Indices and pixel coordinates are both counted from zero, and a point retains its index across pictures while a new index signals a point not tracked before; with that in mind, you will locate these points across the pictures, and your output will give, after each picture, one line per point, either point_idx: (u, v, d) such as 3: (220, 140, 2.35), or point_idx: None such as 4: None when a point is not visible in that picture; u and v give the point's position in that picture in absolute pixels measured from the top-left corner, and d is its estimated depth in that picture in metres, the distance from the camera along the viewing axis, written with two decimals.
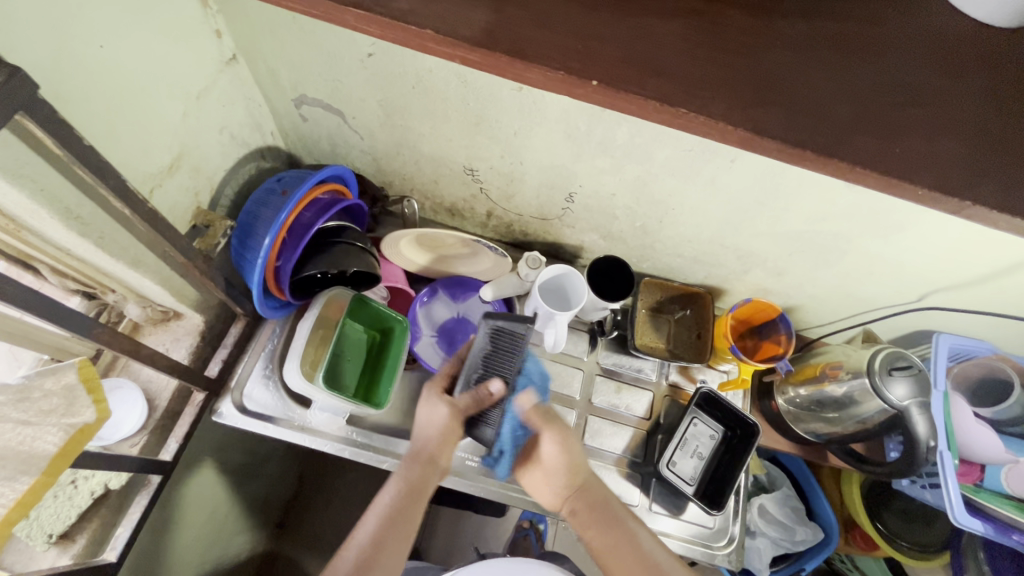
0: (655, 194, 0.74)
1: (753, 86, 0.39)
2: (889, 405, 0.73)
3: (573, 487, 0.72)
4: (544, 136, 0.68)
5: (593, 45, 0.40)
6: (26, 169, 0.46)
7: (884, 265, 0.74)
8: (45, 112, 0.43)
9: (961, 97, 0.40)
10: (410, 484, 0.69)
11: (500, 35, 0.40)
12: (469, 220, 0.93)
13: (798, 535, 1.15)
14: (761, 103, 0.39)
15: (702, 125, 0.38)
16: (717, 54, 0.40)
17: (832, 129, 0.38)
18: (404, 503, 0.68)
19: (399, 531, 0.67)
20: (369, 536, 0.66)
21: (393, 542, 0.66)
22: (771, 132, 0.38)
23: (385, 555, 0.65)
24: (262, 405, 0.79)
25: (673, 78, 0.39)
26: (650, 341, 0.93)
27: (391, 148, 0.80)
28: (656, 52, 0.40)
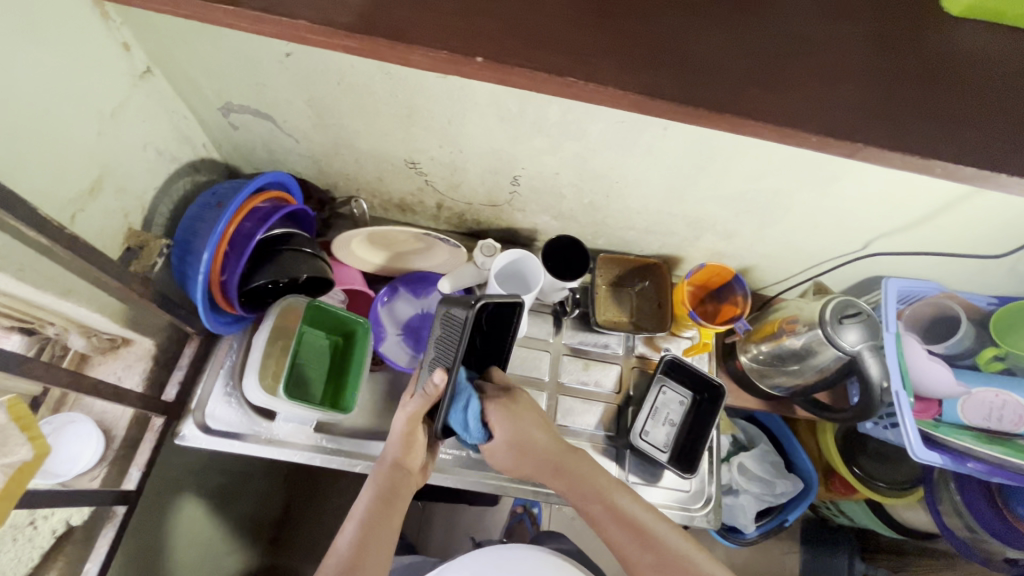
0: (597, 169, 0.74)
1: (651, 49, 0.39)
2: (843, 352, 0.75)
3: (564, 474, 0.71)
4: (479, 122, 0.68)
5: (487, 22, 0.39)
6: None
7: (826, 216, 0.75)
8: None
9: (858, 43, 0.40)
10: (385, 488, 0.69)
11: (391, 22, 0.39)
12: (420, 214, 0.92)
13: (778, 488, 1.18)
14: (656, 66, 0.39)
15: (600, 93, 0.39)
16: (613, 20, 0.40)
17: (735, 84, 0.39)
18: (379, 506, 0.67)
19: (381, 534, 0.65)
20: (348, 544, 0.64)
21: (370, 545, 0.64)
22: (665, 94, 0.38)
23: (366, 559, 0.63)
24: (226, 423, 0.78)
25: (571, 49, 0.39)
26: (614, 316, 0.93)
27: (329, 149, 0.79)
28: (554, 24, 0.40)
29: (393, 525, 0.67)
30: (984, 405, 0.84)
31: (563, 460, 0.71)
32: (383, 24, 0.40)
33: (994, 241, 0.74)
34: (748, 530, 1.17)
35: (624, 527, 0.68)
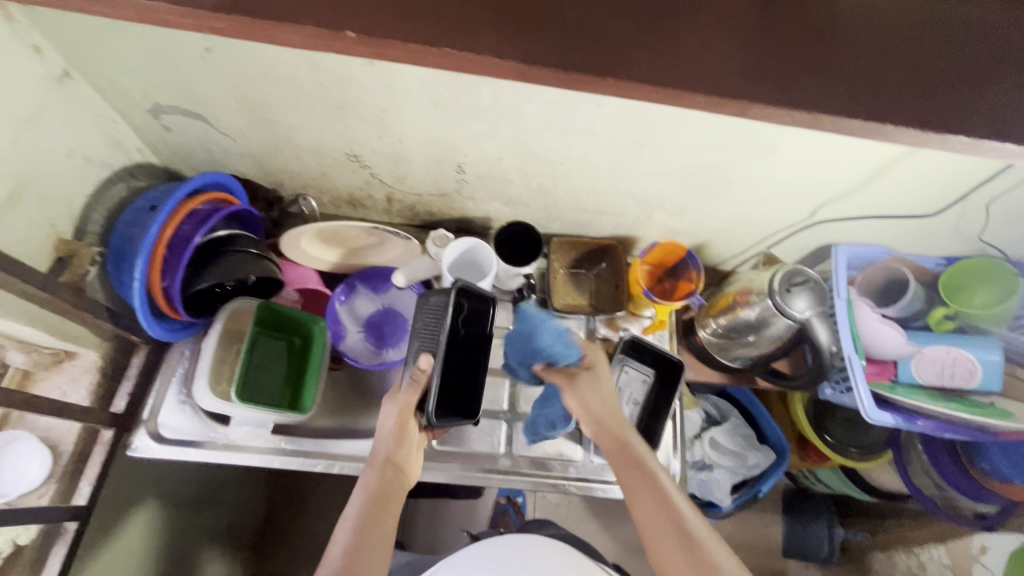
0: (539, 151, 0.73)
1: (553, 22, 0.40)
2: (793, 320, 0.75)
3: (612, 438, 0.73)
4: (414, 109, 0.67)
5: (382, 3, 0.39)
6: None
7: (770, 186, 0.76)
8: None
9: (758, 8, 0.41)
10: (375, 490, 0.68)
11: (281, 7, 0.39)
12: (371, 208, 0.91)
13: (750, 459, 1.21)
14: (554, 38, 0.40)
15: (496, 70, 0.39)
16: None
17: (637, 63, 0.40)
18: (370, 508, 0.66)
19: (373, 538, 0.64)
20: (341, 549, 0.63)
21: (362, 549, 0.63)
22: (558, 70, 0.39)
23: (359, 564, 0.62)
24: (181, 431, 0.76)
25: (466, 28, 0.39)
26: (573, 300, 0.94)
27: (268, 146, 0.77)
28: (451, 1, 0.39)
29: (385, 527, 0.66)
30: (936, 362, 0.85)
31: (611, 418, 0.75)
32: (284, 9, 0.39)
33: (932, 201, 0.75)
34: (723, 503, 1.17)
35: (650, 492, 0.67)
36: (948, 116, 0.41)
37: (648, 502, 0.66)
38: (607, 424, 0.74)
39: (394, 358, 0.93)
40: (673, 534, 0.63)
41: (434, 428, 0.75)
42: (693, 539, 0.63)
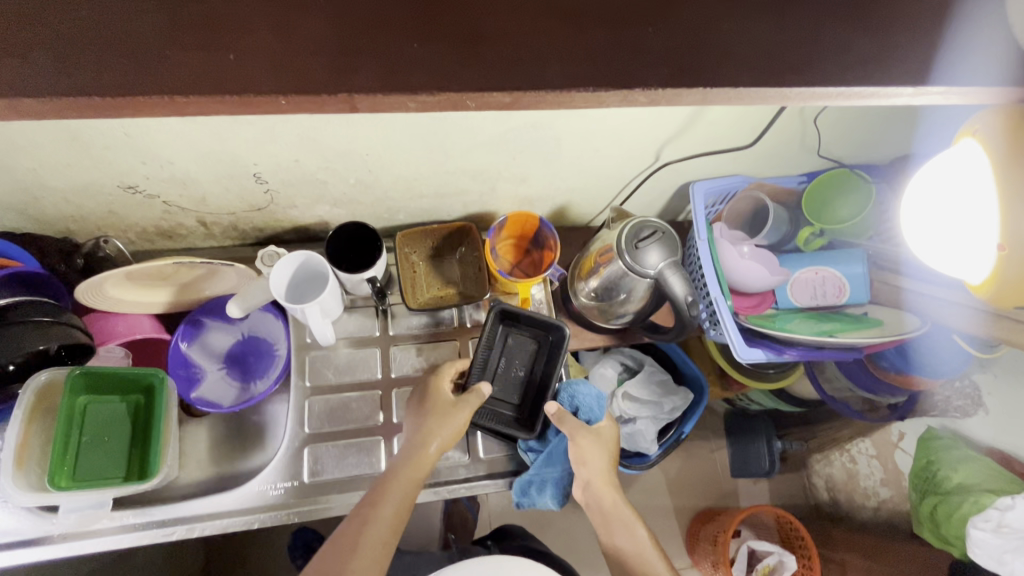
0: (335, 146, 0.64)
1: (203, 23, 0.33)
2: (646, 276, 0.71)
3: (587, 476, 0.76)
4: (160, 128, 0.57)
5: None
6: None
7: (597, 140, 0.70)
8: None
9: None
10: (413, 471, 0.69)
11: None
12: (190, 236, 0.81)
13: (669, 405, 1.19)
14: (188, 47, 0.33)
15: (120, 105, 0.32)
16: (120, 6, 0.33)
17: (320, 60, 0.34)
18: (389, 491, 0.67)
19: (380, 533, 0.65)
20: (350, 529, 0.65)
21: (370, 528, 0.65)
22: (194, 89, 0.32)
23: (365, 538, 0.64)
24: (8, 531, 0.68)
25: (72, 61, 0.32)
26: (439, 291, 0.87)
27: (21, 194, 0.66)
28: (43, 29, 0.32)
29: (405, 508, 0.68)
30: (811, 283, 0.84)
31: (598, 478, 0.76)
32: None
33: (764, 124, 0.70)
34: (651, 452, 1.13)
35: (626, 532, 0.75)
36: (684, 54, 0.36)
37: (618, 535, 0.75)
38: (592, 487, 0.76)
39: (261, 390, 0.86)
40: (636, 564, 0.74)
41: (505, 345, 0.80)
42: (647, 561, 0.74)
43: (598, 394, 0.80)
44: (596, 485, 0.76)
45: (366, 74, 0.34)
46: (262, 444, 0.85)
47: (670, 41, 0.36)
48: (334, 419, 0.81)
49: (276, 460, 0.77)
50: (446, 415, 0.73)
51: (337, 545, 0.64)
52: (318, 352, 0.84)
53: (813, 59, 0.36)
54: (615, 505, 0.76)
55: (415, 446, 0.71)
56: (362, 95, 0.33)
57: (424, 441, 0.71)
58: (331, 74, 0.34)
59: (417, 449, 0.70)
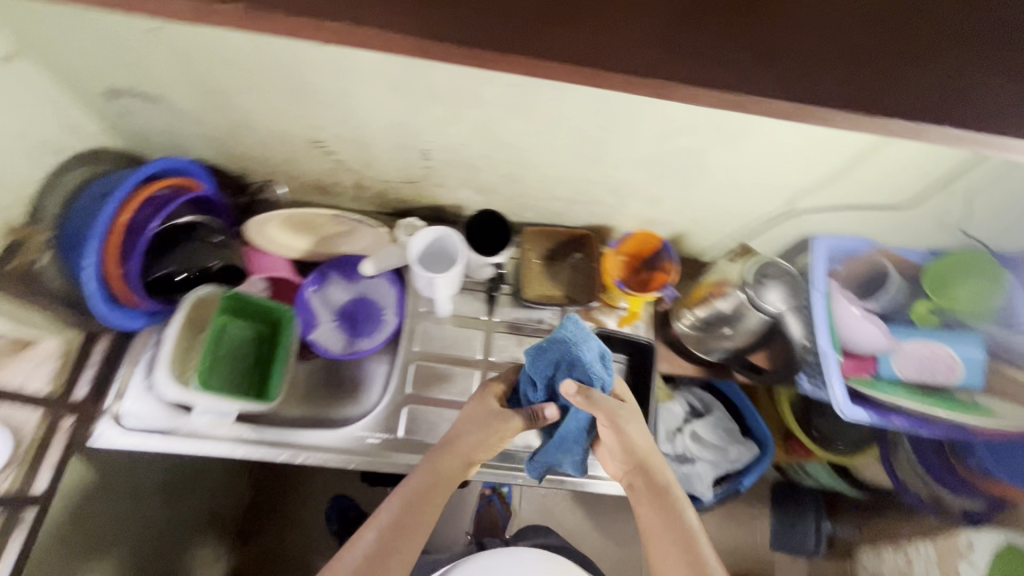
0: (506, 137, 0.71)
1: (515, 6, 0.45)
2: (766, 314, 0.74)
3: (630, 463, 0.72)
4: (373, 92, 0.64)
5: None
6: None
7: (743, 175, 0.73)
8: None
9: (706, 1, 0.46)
10: (439, 474, 0.70)
11: None
12: (341, 195, 0.90)
13: (733, 454, 1.19)
14: None
15: None
16: None
17: None
18: (412, 508, 0.68)
19: (408, 530, 0.67)
20: (369, 549, 0.65)
21: (394, 549, 0.65)
22: None
23: (387, 557, 0.65)
24: (144, 418, 0.76)
25: None
26: (547, 291, 0.92)
27: (228, 130, 0.75)
28: None
29: (430, 512, 0.69)
30: (919, 358, 0.82)
31: (648, 460, 0.73)
32: None
33: (910, 189, 0.72)
34: (704, 497, 1.14)
35: (674, 542, 0.68)
36: (872, 100, 0.46)
37: (667, 542, 0.69)
38: (640, 469, 0.72)
39: (366, 348, 0.91)
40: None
41: None
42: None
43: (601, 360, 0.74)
44: (643, 466, 0.72)
45: None
46: (354, 398, 0.90)
47: (850, 94, 0.46)
48: (432, 386, 0.86)
49: (378, 411, 0.83)
50: (485, 428, 0.73)
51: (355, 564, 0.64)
52: (429, 322, 0.91)
53: (972, 121, 0.46)
54: (658, 486, 0.72)
55: (436, 454, 0.72)
56: None
57: (448, 447, 0.72)
58: None
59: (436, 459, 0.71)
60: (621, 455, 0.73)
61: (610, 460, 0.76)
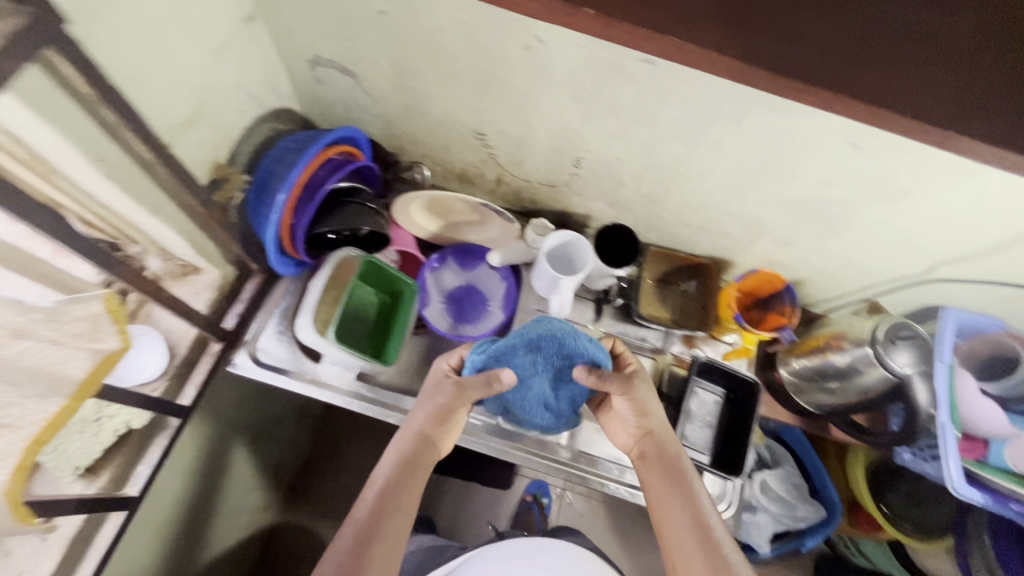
0: (662, 159, 0.74)
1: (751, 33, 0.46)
2: (892, 373, 0.73)
3: (644, 431, 0.75)
4: (555, 98, 0.69)
5: None
6: (75, 128, 0.48)
7: (891, 233, 0.74)
8: (91, 71, 0.44)
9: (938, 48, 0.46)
10: (407, 456, 0.73)
11: None
12: (478, 186, 0.95)
13: (799, 511, 1.16)
14: None
15: None
16: None
17: None
18: (398, 480, 0.71)
19: (394, 513, 0.69)
20: (352, 540, 0.67)
21: (388, 518, 0.69)
22: None
23: (382, 524, 0.68)
24: (277, 357, 0.82)
25: None
26: (655, 312, 0.93)
27: (403, 111, 0.81)
28: None
29: (410, 495, 0.71)
30: None
31: (660, 429, 0.75)
32: None
33: None
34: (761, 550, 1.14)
35: (683, 508, 0.70)
36: None
37: (679, 510, 0.70)
38: (653, 436, 0.75)
39: (470, 335, 0.95)
40: (701, 551, 0.67)
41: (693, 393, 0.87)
42: (712, 543, 0.67)
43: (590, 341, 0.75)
44: (658, 435, 0.74)
45: None
46: None
47: None
48: None
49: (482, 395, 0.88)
50: (445, 411, 0.74)
51: (355, 530, 0.67)
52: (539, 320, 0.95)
53: None
54: (669, 456, 0.73)
55: (417, 431, 0.74)
56: None
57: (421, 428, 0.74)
58: None
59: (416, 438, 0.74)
60: (634, 421, 0.75)
61: (621, 430, 0.79)
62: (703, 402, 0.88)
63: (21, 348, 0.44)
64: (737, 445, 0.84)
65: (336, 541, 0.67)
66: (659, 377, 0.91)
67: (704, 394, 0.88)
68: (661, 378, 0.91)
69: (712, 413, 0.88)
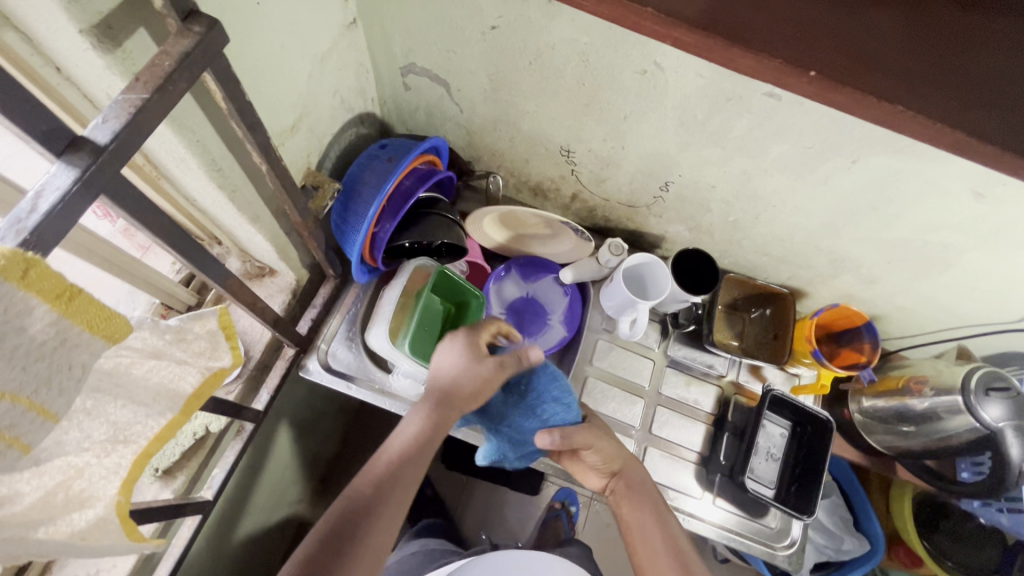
0: (758, 190, 0.72)
1: (964, 83, 0.37)
2: (982, 425, 0.71)
3: (612, 469, 0.75)
4: (658, 122, 0.67)
5: (814, 32, 0.38)
6: (202, 139, 0.47)
7: (991, 280, 0.72)
8: (233, 85, 0.42)
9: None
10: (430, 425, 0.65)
11: (719, 17, 0.38)
12: (551, 200, 0.93)
13: (845, 544, 1.14)
14: (981, 104, 0.36)
15: (921, 127, 0.36)
16: (939, 45, 0.38)
17: None
18: (417, 454, 0.63)
19: (403, 483, 0.61)
20: (352, 507, 0.58)
21: (399, 489, 0.60)
22: (993, 137, 0.36)
23: (390, 495, 0.59)
24: (346, 364, 0.81)
25: (895, 75, 0.37)
26: (724, 338, 0.92)
27: (489, 122, 0.79)
28: (876, 42, 0.38)
29: (421, 466, 0.63)
30: None
31: (625, 462, 0.76)
32: (731, 21, 0.38)
33: None
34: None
35: (657, 527, 0.71)
36: None
37: (653, 532, 0.71)
38: (620, 471, 0.75)
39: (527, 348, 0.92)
40: (673, 563, 0.68)
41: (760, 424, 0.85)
42: (688, 561, 0.68)
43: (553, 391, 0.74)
44: (622, 469, 0.75)
45: None
46: None
47: None
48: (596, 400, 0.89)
49: None
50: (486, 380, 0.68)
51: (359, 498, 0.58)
52: (605, 340, 0.94)
53: None
54: (636, 484, 0.75)
55: (448, 398, 0.67)
56: None
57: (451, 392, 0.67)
58: None
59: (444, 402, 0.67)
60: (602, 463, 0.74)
61: (586, 471, 0.78)
62: (766, 436, 0.86)
63: (150, 368, 0.42)
64: (804, 484, 0.83)
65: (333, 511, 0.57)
66: (718, 410, 0.90)
67: (771, 428, 0.87)
68: (719, 410, 0.90)
69: (776, 448, 0.86)
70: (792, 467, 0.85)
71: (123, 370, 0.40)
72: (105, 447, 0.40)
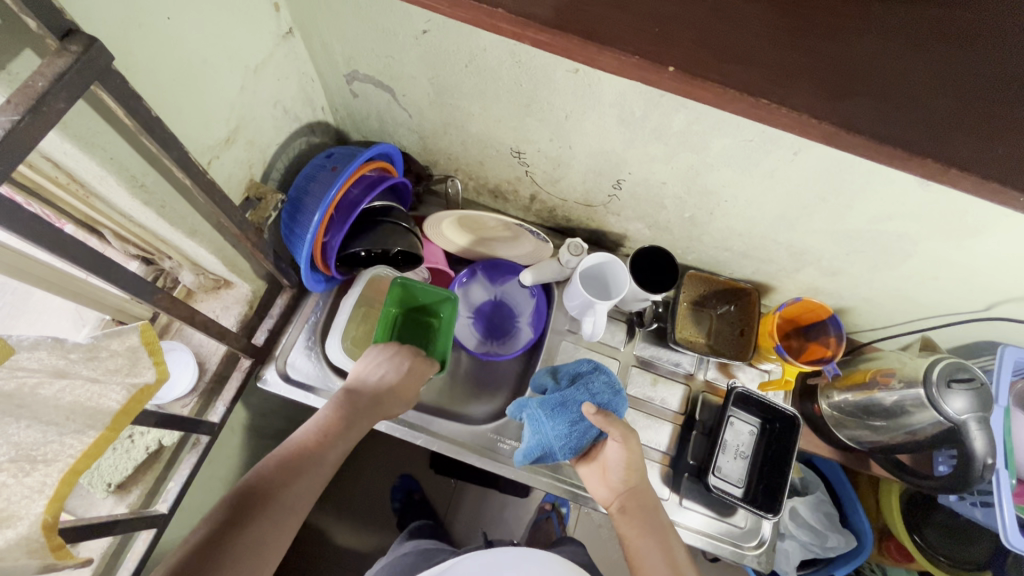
0: (707, 185, 0.71)
1: (833, 76, 0.37)
2: (945, 418, 0.69)
3: (627, 485, 0.75)
4: (598, 121, 0.66)
5: (670, 27, 0.38)
6: (115, 156, 0.47)
7: (952, 270, 0.70)
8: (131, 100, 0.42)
9: (953, 72, 0.37)
10: (333, 423, 0.69)
11: (570, 15, 0.38)
12: (511, 203, 0.93)
13: (829, 541, 1.11)
14: (846, 95, 0.37)
15: (786, 120, 0.37)
16: (800, 41, 0.38)
17: (932, 125, 0.37)
18: (316, 451, 0.66)
19: (302, 482, 0.63)
20: (236, 504, 0.58)
21: (297, 482, 0.62)
22: (858, 127, 0.37)
23: (280, 496, 0.60)
24: (304, 373, 0.81)
25: (753, 66, 0.37)
26: (689, 335, 0.91)
27: (439, 126, 0.79)
28: (736, 37, 0.38)
29: (322, 465, 0.65)
30: None
31: (641, 483, 0.75)
32: (606, 30, 0.38)
33: None
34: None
35: (659, 550, 0.70)
36: None
37: (656, 559, 0.69)
38: (633, 490, 0.75)
39: (498, 352, 0.94)
40: None
41: (726, 420, 0.83)
42: None
43: (602, 381, 0.80)
44: (637, 488, 0.75)
45: (992, 155, 0.36)
46: (479, 398, 0.94)
47: None
48: None
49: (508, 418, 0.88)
50: (385, 393, 0.73)
51: (238, 505, 0.58)
52: (570, 342, 0.93)
53: None
54: (648, 506, 0.74)
55: (355, 399, 0.71)
56: (988, 179, 0.36)
57: (350, 397, 0.72)
58: (979, 169, 0.35)
59: (346, 406, 0.71)
60: (621, 474, 0.75)
61: (601, 482, 0.78)
62: (733, 436, 0.84)
63: (60, 387, 0.43)
64: (769, 483, 0.81)
65: (206, 519, 0.56)
66: (684, 408, 0.89)
67: (738, 426, 0.85)
68: (684, 408, 0.89)
69: (745, 446, 0.84)
70: (761, 465, 0.83)
71: (26, 390, 0.40)
72: (20, 468, 0.40)
